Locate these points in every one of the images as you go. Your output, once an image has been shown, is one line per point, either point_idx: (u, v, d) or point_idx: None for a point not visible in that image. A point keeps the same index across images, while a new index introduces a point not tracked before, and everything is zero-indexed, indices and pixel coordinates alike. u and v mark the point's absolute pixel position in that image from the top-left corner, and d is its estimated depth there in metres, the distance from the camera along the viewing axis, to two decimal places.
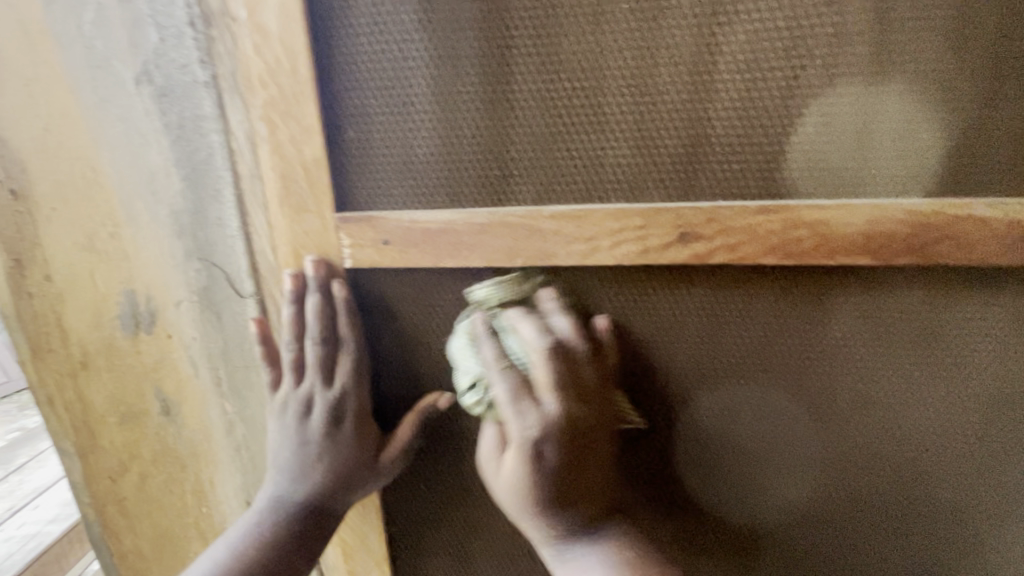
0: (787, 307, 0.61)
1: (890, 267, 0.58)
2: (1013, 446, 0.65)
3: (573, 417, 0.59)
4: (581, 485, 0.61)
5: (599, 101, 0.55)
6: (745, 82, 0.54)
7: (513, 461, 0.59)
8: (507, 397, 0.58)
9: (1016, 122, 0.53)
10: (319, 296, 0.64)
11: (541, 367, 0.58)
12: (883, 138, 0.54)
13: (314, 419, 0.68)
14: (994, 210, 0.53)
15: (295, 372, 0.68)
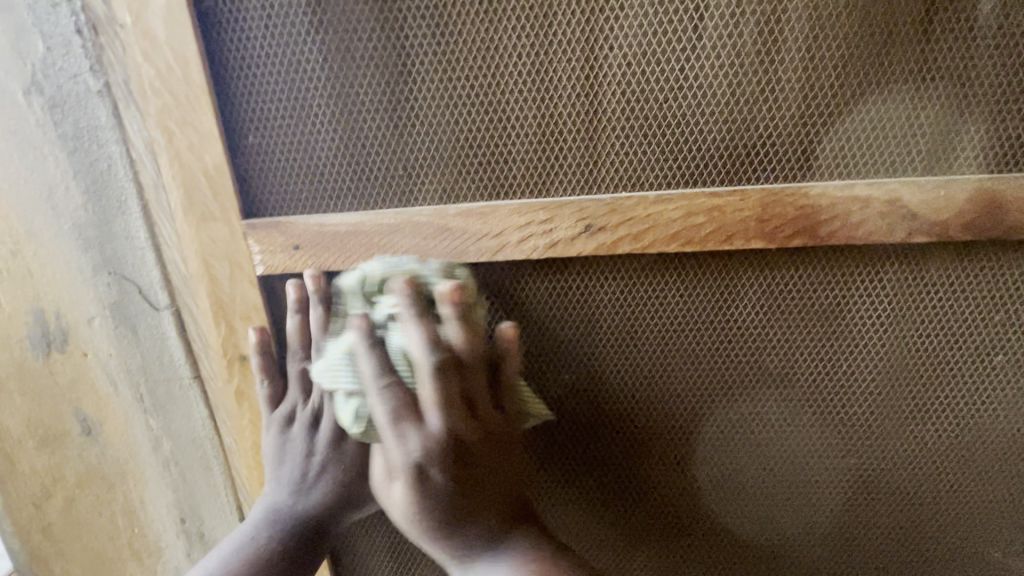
0: (703, 292, 0.62)
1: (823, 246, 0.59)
2: (949, 425, 0.64)
3: (454, 434, 0.51)
4: (463, 497, 0.52)
5: (497, 99, 0.57)
6: (637, 74, 0.55)
7: (393, 480, 0.52)
8: (387, 425, 0.50)
9: (902, 104, 0.55)
10: (322, 307, 0.61)
11: (386, 398, 0.50)
12: (775, 124, 0.55)
13: (321, 431, 0.67)
14: (878, 190, 0.55)
15: (301, 383, 0.67)
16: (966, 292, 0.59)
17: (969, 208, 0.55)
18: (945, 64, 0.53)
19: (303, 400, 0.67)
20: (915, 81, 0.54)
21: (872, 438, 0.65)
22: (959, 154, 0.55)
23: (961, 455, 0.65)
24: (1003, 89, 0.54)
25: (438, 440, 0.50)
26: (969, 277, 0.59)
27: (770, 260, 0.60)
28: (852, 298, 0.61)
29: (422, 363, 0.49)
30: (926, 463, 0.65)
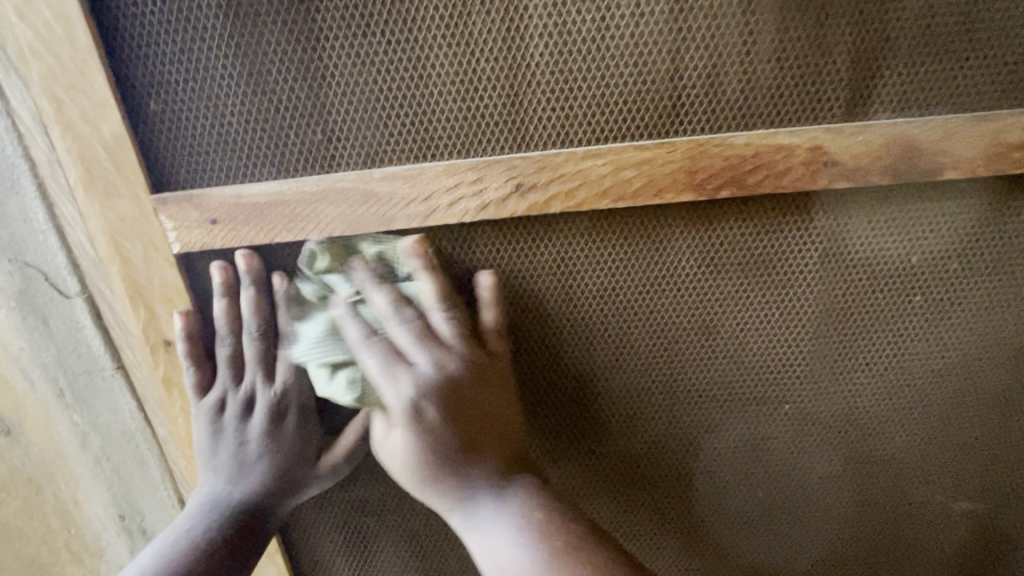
0: (641, 248, 0.62)
1: (756, 199, 0.60)
2: (879, 364, 0.67)
3: (473, 374, 0.58)
4: (484, 446, 0.58)
5: (416, 54, 0.55)
6: (557, 26, 0.54)
7: (393, 418, 0.56)
8: (412, 342, 0.57)
9: (819, 51, 0.55)
10: (253, 291, 0.61)
11: (406, 331, 0.58)
12: (697, 75, 0.55)
13: (255, 419, 0.65)
14: (800, 137, 0.56)
15: (232, 370, 0.65)
16: (895, 233, 0.61)
17: (885, 151, 0.56)
18: (858, 6, 0.54)
19: (236, 386, 0.65)
20: (830, 27, 0.54)
21: (815, 379, 0.67)
22: (875, 98, 0.56)
23: (891, 393, 0.68)
24: (914, 31, 0.55)
25: (451, 383, 0.57)
26: (894, 219, 0.61)
27: (714, 215, 0.61)
28: (790, 247, 0.62)
29: (434, 308, 0.58)
30: (865, 403, 0.68)
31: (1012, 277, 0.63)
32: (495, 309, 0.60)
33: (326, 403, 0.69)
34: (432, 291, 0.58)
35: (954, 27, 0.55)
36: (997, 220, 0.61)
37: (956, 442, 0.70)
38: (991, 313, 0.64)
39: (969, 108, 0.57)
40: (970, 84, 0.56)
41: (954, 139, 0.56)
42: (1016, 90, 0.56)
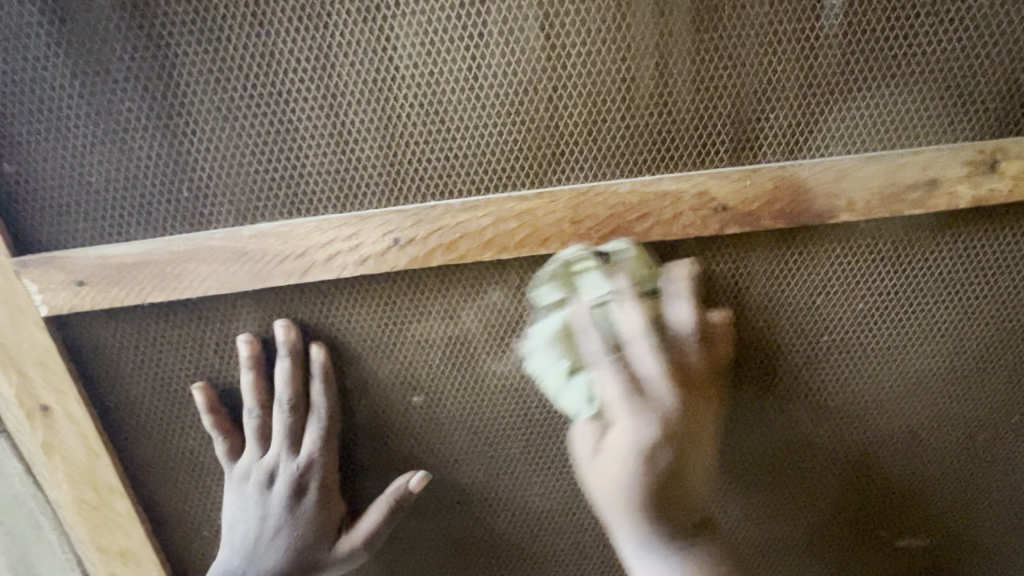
0: (536, 298, 0.60)
1: (653, 248, 0.57)
2: (810, 406, 0.64)
3: (687, 411, 0.47)
4: (682, 509, 0.47)
5: (282, 107, 0.53)
6: (425, 76, 0.52)
7: (621, 453, 0.46)
8: (620, 400, 0.47)
9: (702, 94, 0.53)
10: (289, 362, 0.60)
11: (652, 359, 0.48)
12: (575, 122, 0.53)
13: (278, 491, 0.64)
14: (686, 182, 0.54)
15: (258, 442, 0.64)
16: (822, 268, 0.59)
17: (776, 195, 0.54)
18: (738, 46, 0.52)
19: (260, 458, 0.65)
20: (711, 70, 0.52)
21: (764, 421, 0.64)
22: (765, 140, 0.54)
23: (823, 434, 0.65)
24: (798, 69, 0.52)
25: (671, 421, 0.46)
26: (801, 259, 0.58)
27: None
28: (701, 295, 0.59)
29: (638, 338, 0.48)
30: (807, 443, 0.66)
31: (932, 310, 0.61)
32: (694, 306, 0.52)
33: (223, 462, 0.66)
34: (640, 321, 0.49)
35: (840, 67, 0.52)
36: (922, 244, 0.58)
37: (890, 479, 0.67)
38: (914, 348, 0.62)
39: (861, 147, 0.55)
40: (861, 122, 0.54)
41: (848, 180, 0.54)
42: (907, 127, 0.54)
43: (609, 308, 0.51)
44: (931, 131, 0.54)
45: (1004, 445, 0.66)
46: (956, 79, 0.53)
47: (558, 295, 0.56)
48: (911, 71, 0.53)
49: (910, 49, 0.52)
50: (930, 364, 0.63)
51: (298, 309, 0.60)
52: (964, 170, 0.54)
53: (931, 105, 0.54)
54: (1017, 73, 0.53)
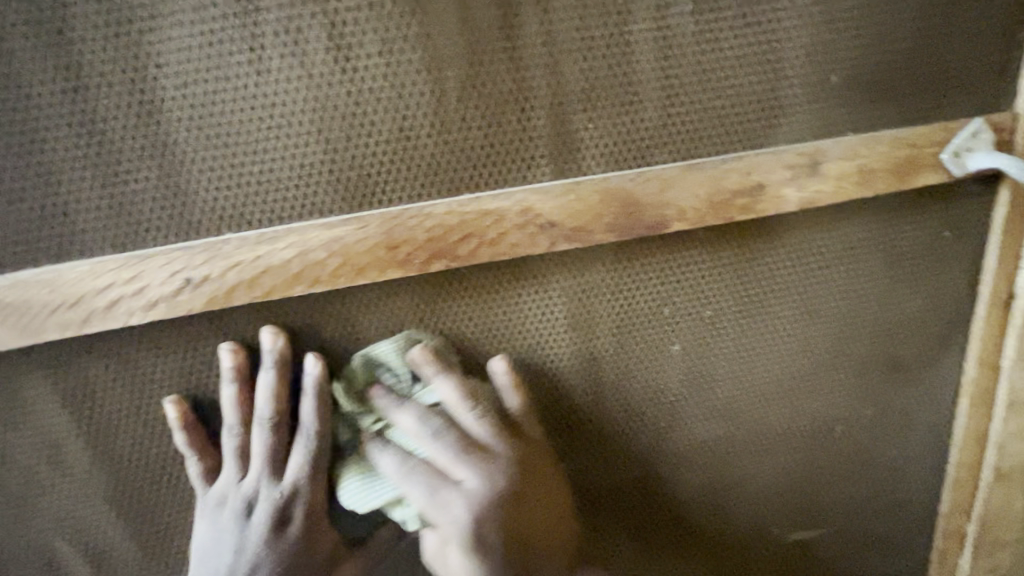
0: (373, 328, 0.55)
1: (493, 267, 0.54)
2: (679, 410, 0.63)
3: (524, 467, 0.54)
4: (533, 541, 0.54)
5: (34, 137, 0.46)
6: (202, 95, 0.46)
7: (450, 512, 0.51)
8: (449, 463, 0.52)
9: (514, 106, 0.50)
10: (278, 373, 0.52)
11: (482, 427, 0.53)
12: (381, 140, 0.49)
13: (256, 524, 0.54)
14: (507, 199, 0.50)
15: (236, 465, 0.55)
16: (687, 257, 0.58)
17: (603, 209, 0.52)
18: (544, 53, 0.49)
19: (238, 483, 0.55)
20: (520, 80, 0.49)
21: (646, 419, 0.63)
22: (586, 152, 0.52)
23: (694, 435, 0.65)
24: (609, 77, 0.50)
25: (512, 477, 0.53)
26: (646, 271, 0.57)
27: (464, 281, 0.54)
28: (553, 315, 0.57)
29: (420, 433, 0.52)
30: (680, 444, 0.65)
31: (780, 308, 0.62)
32: (516, 393, 0.56)
33: (25, 540, 0.57)
34: (414, 420, 0.52)
35: (653, 74, 0.51)
36: (780, 222, 0.58)
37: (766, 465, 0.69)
38: (769, 343, 0.63)
39: (685, 154, 0.53)
40: (684, 130, 0.52)
41: (674, 189, 0.52)
42: (729, 132, 0.53)
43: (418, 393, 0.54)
44: (752, 135, 0.53)
45: (864, 418, 0.69)
46: (769, 81, 0.52)
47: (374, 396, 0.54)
48: (723, 75, 0.52)
49: (720, 54, 0.51)
50: (818, 327, 0.63)
51: (90, 363, 0.52)
52: (786, 174, 0.53)
53: (748, 109, 0.53)
54: (826, 73, 0.53)
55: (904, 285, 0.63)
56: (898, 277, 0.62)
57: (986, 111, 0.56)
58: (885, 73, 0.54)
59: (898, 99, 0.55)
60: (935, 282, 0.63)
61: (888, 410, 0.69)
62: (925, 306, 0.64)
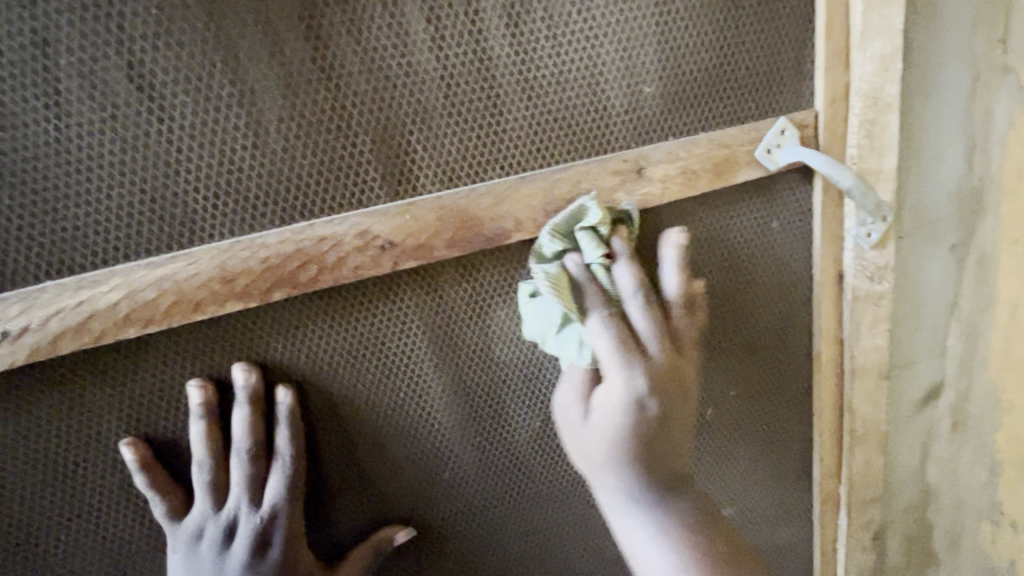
0: (227, 362, 0.55)
1: (344, 289, 0.55)
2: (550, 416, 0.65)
3: (670, 369, 0.54)
4: (666, 463, 0.54)
5: None
6: (3, 143, 0.45)
7: (610, 410, 0.53)
8: (612, 354, 0.52)
9: (340, 135, 0.51)
10: (250, 409, 0.55)
11: (640, 316, 0.54)
12: (207, 175, 0.49)
13: (237, 548, 0.58)
14: (343, 224, 0.51)
15: (211, 497, 0.57)
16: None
17: (441, 225, 0.54)
18: (364, 81, 0.51)
19: (216, 513, 0.58)
20: (343, 109, 0.51)
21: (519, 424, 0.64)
22: (420, 172, 0.54)
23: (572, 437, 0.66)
24: (434, 101, 0.53)
25: (659, 374, 0.53)
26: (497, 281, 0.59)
27: (313, 305, 0.55)
28: (411, 329, 0.59)
29: (633, 296, 0.54)
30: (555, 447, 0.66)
31: None
32: (682, 276, 0.57)
33: None
34: (631, 279, 0.55)
35: (473, 96, 0.54)
36: (620, 225, 0.61)
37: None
38: None
39: (517, 167, 0.56)
40: (512, 145, 0.55)
41: (508, 202, 0.55)
42: (557, 144, 0.56)
43: (611, 271, 0.55)
44: (578, 146, 0.57)
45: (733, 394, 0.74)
46: (587, 96, 0.56)
47: (592, 243, 0.55)
48: (542, 94, 0.55)
49: (535, 74, 0.55)
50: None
51: None
52: (614, 180, 0.57)
53: (572, 123, 0.56)
54: (640, 86, 0.57)
55: (749, 269, 0.68)
56: (740, 263, 0.67)
57: (791, 111, 0.62)
58: (695, 82, 0.59)
59: (711, 105, 0.60)
60: (772, 265, 0.69)
61: (755, 383, 0.74)
62: (769, 287, 0.70)
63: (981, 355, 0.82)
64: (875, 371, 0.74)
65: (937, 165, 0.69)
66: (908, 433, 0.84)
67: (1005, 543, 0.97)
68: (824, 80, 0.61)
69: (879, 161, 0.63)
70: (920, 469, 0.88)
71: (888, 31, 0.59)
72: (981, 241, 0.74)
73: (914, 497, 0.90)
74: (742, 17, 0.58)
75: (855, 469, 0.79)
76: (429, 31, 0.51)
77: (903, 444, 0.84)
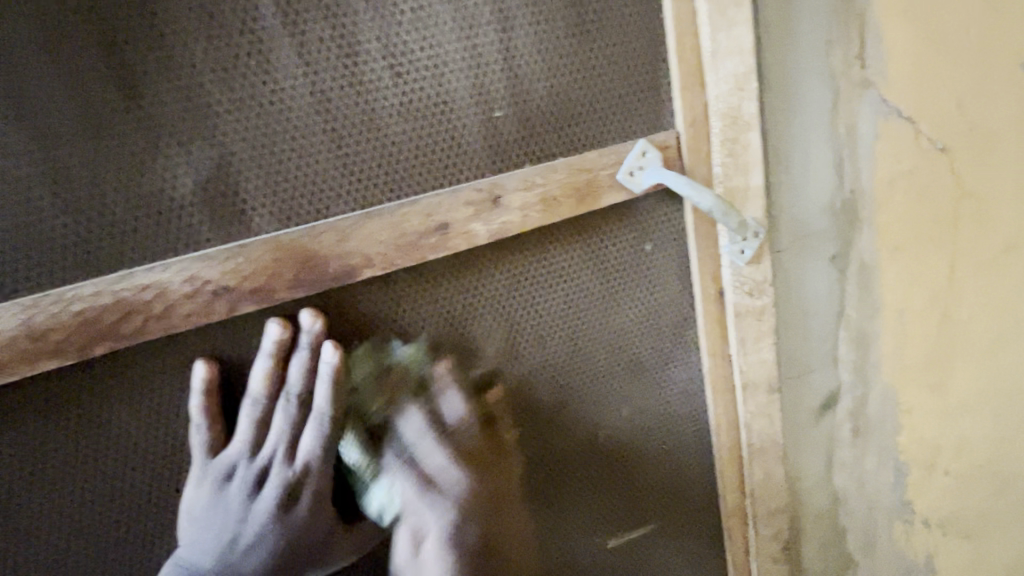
0: (61, 422, 0.50)
1: (188, 337, 0.52)
2: None
3: (473, 466, 0.60)
4: (502, 547, 0.58)
5: None
6: None
7: (438, 503, 0.57)
8: (432, 447, 0.59)
9: (160, 177, 0.49)
10: (312, 354, 0.55)
11: (456, 415, 0.61)
12: (12, 227, 0.47)
13: (265, 497, 0.56)
14: (167, 271, 0.48)
15: (249, 437, 0.55)
16: (404, 296, 0.58)
17: (281, 266, 0.51)
18: (184, 122, 0.49)
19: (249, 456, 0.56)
20: (162, 151, 0.48)
21: None
22: (255, 211, 0.51)
23: None
24: (265, 137, 0.50)
25: (472, 470, 0.59)
26: (366, 308, 0.58)
27: (153, 355, 0.51)
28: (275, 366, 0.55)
29: (318, 416, 0.56)
30: None
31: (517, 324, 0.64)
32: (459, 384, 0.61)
33: None
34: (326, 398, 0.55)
35: (310, 129, 0.51)
36: (485, 253, 0.60)
37: (557, 471, 0.70)
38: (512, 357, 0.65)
39: (363, 202, 0.54)
40: (357, 178, 0.53)
41: (353, 238, 0.53)
42: (406, 176, 0.54)
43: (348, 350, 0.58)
44: (430, 176, 0.55)
45: (630, 416, 0.72)
46: (436, 125, 0.54)
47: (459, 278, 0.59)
48: (386, 126, 0.53)
49: (376, 103, 0.53)
50: (559, 341, 0.66)
51: None
52: (469, 210, 0.56)
53: (420, 152, 0.54)
54: (492, 113, 0.56)
55: (627, 289, 0.67)
56: (619, 283, 0.67)
57: (653, 132, 0.61)
58: (551, 107, 0.57)
59: (569, 130, 0.59)
60: (652, 285, 0.68)
61: (648, 407, 0.73)
62: (651, 307, 0.69)
63: (875, 362, 0.83)
64: (764, 384, 0.74)
65: (808, 179, 0.70)
66: (810, 441, 0.84)
67: (920, 540, 0.98)
68: (682, 100, 0.61)
69: (745, 178, 0.64)
70: (827, 474, 0.88)
71: (738, 51, 0.59)
72: (860, 251, 0.76)
73: (824, 504, 0.90)
74: (595, 41, 0.58)
75: (756, 482, 0.79)
76: (255, 67, 0.49)
77: (805, 454, 0.85)
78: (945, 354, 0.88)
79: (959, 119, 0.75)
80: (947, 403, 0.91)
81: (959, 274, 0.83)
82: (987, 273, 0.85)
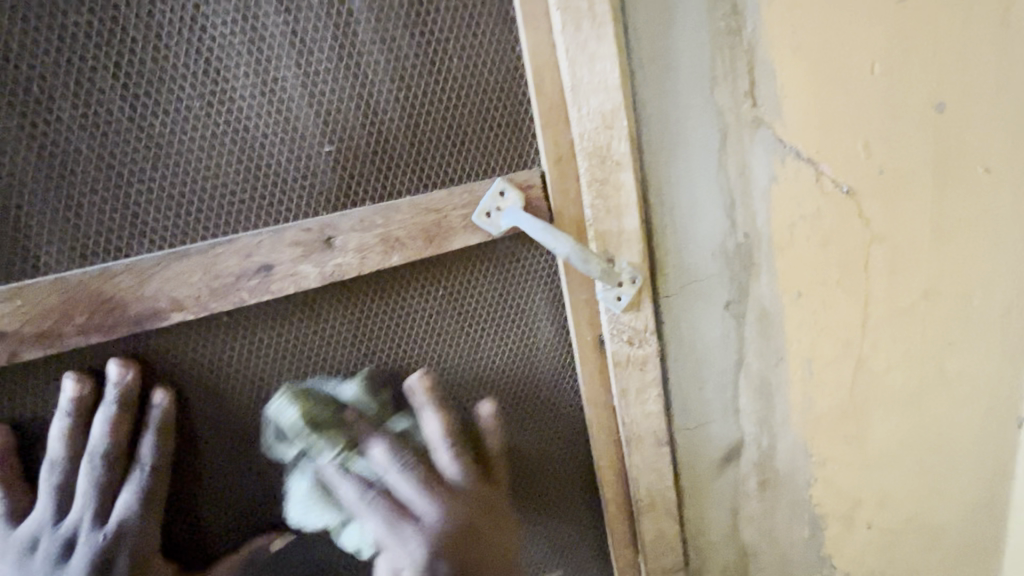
0: None
1: None
2: None
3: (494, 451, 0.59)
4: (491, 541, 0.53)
5: None
6: None
7: (444, 470, 0.54)
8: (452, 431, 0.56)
9: None
10: (116, 408, 0.50)
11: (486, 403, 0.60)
12: None
13: (72, 568, 0.51)
14: None
15: (53, 503, 0.52)
16: (232, 336, 0.53)
17: (71, 309, 0.47)
18: None
19: (55, 523, 0.52)
20: None
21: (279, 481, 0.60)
22: (46, 248, 0.47)
23: None
24: (54, 169, 0.46)
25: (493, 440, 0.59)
26: (203, 350, 0.53)
27: None
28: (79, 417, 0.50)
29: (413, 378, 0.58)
30: None
31: (381, 361, 0.60)
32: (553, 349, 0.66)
33: None
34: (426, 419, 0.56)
35: (108, 164, 0.47)
36: (327, 293, 0.55)
37: None
38: None
39: (174, 240, 0.49)
40: (166, 215, 0.49)
41: (157, 280, 0.48)
42: (222, 214, 0.50)
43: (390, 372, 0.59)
44: (252, 214, 0.51)
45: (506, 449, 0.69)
46: (258, 159, 0.50)
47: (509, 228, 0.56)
48: (199, 160, 0.49)
49: (185, 137, 0.48)
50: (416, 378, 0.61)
51: None
52: (296, 251, 0.51)
53: (238, 189, 0.50)
54: (323, 147, 0.51)
55: (496, 328, 0.63)
56: (483, 322, 0.62)
57: (515, 170, 0.57)
58: (393, 142, 0.53)
59: (415, 166, 0.54)
60: (524, 326, 0.64)
61: (521, 447, 0.70)
62: (521, 347, 0.65)
63: (782, 412, 0.78)
64: (651, 437, 0.69)
65: (695, 222, 0.66)
66: (709, 492, 0.80)
67: None
68: (545, 137, 0.56)
69: (618, 221, 0.59)
70: (732, 526, 0.84)
71: (603, 87, 0.55)
72: (759, 297, 0.71)
73: (730, 557, 0.86)
74: (443, 72, 0.53)
75: (648, 540, 0.73)
76: (38, 91, 0.45)
77: (704, 505, 0.81)
78: (862, 405, 0.83)
79: (865, 161, 0.70)
80: (867, 456, 0.86)
81: (873, 322, 0.78)
82: (906, 322, 0.80)
